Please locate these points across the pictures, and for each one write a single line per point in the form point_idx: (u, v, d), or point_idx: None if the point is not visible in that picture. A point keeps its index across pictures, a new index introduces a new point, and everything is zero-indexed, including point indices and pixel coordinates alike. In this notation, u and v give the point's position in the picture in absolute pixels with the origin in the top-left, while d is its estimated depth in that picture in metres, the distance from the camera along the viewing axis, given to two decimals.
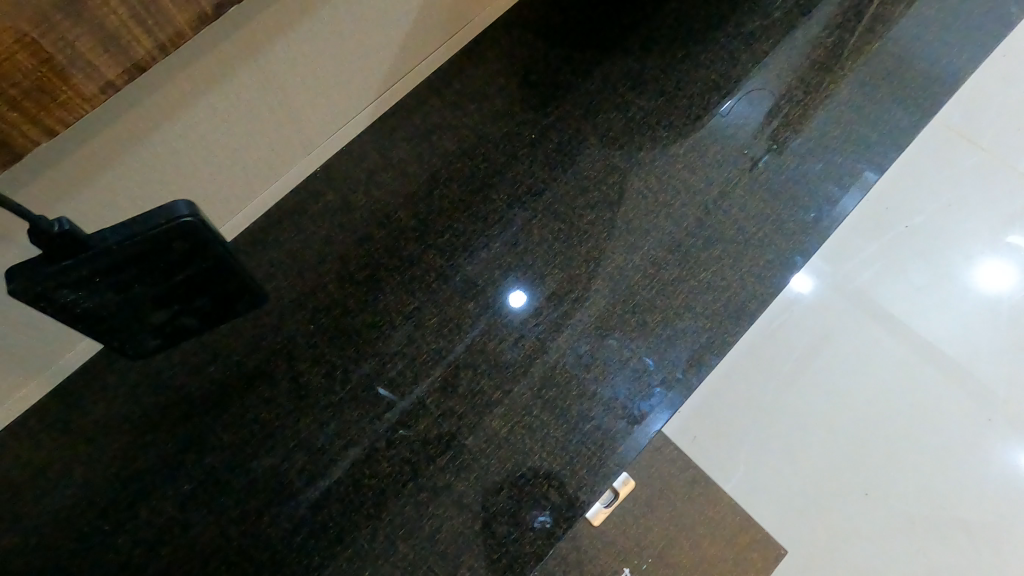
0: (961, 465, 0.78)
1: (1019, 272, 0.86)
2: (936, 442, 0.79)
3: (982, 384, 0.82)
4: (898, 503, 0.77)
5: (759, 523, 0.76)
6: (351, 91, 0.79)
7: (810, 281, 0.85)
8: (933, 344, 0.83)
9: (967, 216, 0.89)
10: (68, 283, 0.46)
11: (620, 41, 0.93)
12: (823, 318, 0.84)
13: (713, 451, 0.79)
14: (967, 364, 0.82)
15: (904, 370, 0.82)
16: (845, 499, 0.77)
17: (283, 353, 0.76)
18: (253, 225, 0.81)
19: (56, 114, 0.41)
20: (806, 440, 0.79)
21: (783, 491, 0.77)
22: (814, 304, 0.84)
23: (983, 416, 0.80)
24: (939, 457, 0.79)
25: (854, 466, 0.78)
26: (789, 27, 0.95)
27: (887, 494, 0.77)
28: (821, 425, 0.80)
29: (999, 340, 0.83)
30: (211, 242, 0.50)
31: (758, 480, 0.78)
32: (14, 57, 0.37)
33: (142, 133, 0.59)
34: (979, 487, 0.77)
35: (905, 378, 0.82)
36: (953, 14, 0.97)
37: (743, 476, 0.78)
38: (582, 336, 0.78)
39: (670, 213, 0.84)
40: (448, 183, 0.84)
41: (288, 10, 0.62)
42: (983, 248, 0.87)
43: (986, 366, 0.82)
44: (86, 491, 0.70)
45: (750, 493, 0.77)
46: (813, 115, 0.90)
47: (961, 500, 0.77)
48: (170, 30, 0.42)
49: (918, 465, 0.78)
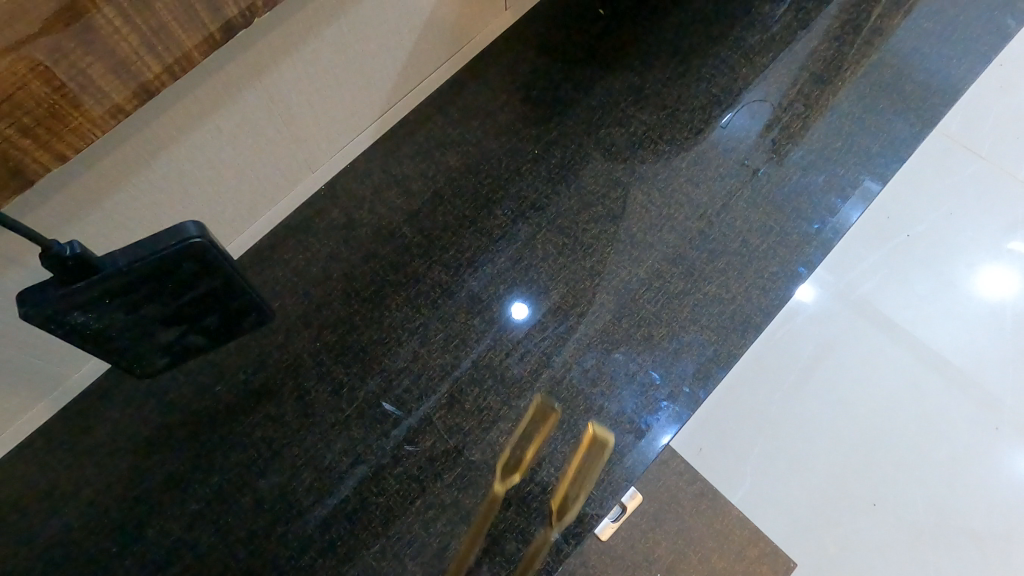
0: (971, 474, 0.78)
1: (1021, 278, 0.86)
2: (944, 451, 0.79)
3: (989, 392, 0.81)
4: (907, 513, 0.77)
5: (767, 535, 0.76)
6: (355, 109, 0.80)
7: (813, 291, 0.86)
8: (938, 352, 0.83)
9: (969, 224, 0.89)
10: (79, 304, 0.46)
11: (620, 56, 0.94)
12: (827, 328, 0.84)
13: (719, 462, 0.79)
14: (972, 372, 0.82)
15: (910, 378, 0.82)
16: (853, 511, 0.77)
17: (289, 371, 0.76)
18: (259, 244, 0.82)
19: (68, 140, 0.41)
20: (813, 451, 0.79)
21: (790, 503, 0.77)
22: (818, 314, 0.84)
23: (991, 423, 0.80)
24: (949, 466, 0.78)
25: (861, 476, 0.78)
26: (788, 40, 0.96)
27: (896, 504, 0.77)
28: (829, 435, 0.80)
29: (1006, 347, 0.83)
30: (219, 262, 0.51)
31: (765, 491, 0.78)
32: (28, 86, 0.37)
33: (150, 155, 0.59)
34: (990, 496, 0.77)
35: (911, 387, 0.82)
36: (950, 25, 0.97)
37: (750, 488, 0.78)
38: (587, 350, 0.78)
39: (673, 226, 0.85)
40: (452, 200, 0.85)
41: (293, 32, 0.63)
42: (986, 256, 0.87)
43: (993, 373, 0.82)
44: (94, 512, 0.70)
45: (756, 505, 0.77)
46: (814, 126, 0.91)
47: (971, 510, 0.77)
48: (178, 53, 0.42)
49: (926, 474, 0.78)
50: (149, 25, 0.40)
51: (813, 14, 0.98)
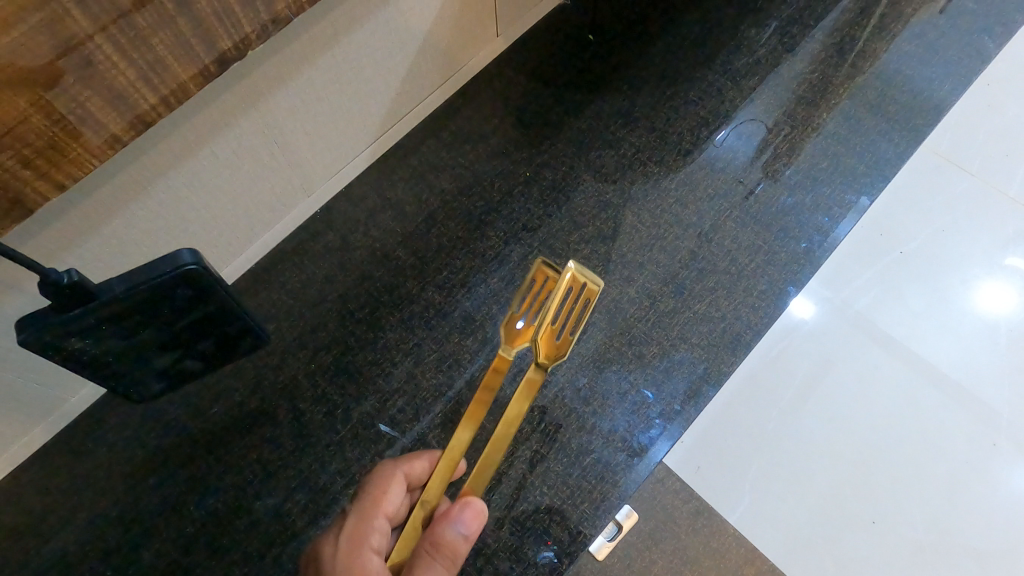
0: (970, 491, 0.78)
1: (1016, 294, 0.87)
2: (942, 468, 0.79)
3: (986, 408, 0.82)
4: (907, 531, 0.77)
5: (765, 554, 0.76)
6: (349, 135, 0.81)
7: (810, 307, 0.86)
8: (935, 368, 0.84)
9: (963, 239, 0.90)
10: (75, 331, 0.47)
11: (610, 80, 0.96)
12: (823, 344, 0.85)
13: (717, 480, 0.79)
14: (969, 388, 0.83)
15: (907, 395, 0.82)
16: (852, 529, 0.77)
17: (285, 393, 0.77)
18: (255, 267, 0.83)
19: (67, 170, 0.42)
20: (811, 468, 0.79)
21: (789, 522, 0.77)
22: (815, 330, 0.85)
23: (989, 440, 0.80)
24: (949, 483, 0.79)
25: (859, 494, 0.78)
26: (774, 63, 0.98)
27: (896, 522, 0.77)
28: (827, 453, 0.80)
29: (1002, 363, 0.84)
30: (214, 288, 0.51)
31: (763, 510, 0.78)
32: (29, 120, 0.38)
33: (147, 183, 0.61)
34: (990, 512, 0.77)
35: (908, 403, 0.82)
36: (932, 47, 1.00)
37: (749, 506, 0.78)
38: (581, 369, 0.79)
39: (664, 246, 0.86)
40: (445, 222, 0.86)
41: (288, 62, 0.65)
42: (980, 272, 0.88)
43: (989, 389, 0.83)
44: (90, 536, 0.70)
45: (755, 524, 0.77)
46: (801, 147, 0.93)
47: (970, 527, 0.77)
48: (172, 85, 0.44)
49: (925, 491, 0.78)
50: (145, 59, 0.41)
51: (798, 38, 1.00)
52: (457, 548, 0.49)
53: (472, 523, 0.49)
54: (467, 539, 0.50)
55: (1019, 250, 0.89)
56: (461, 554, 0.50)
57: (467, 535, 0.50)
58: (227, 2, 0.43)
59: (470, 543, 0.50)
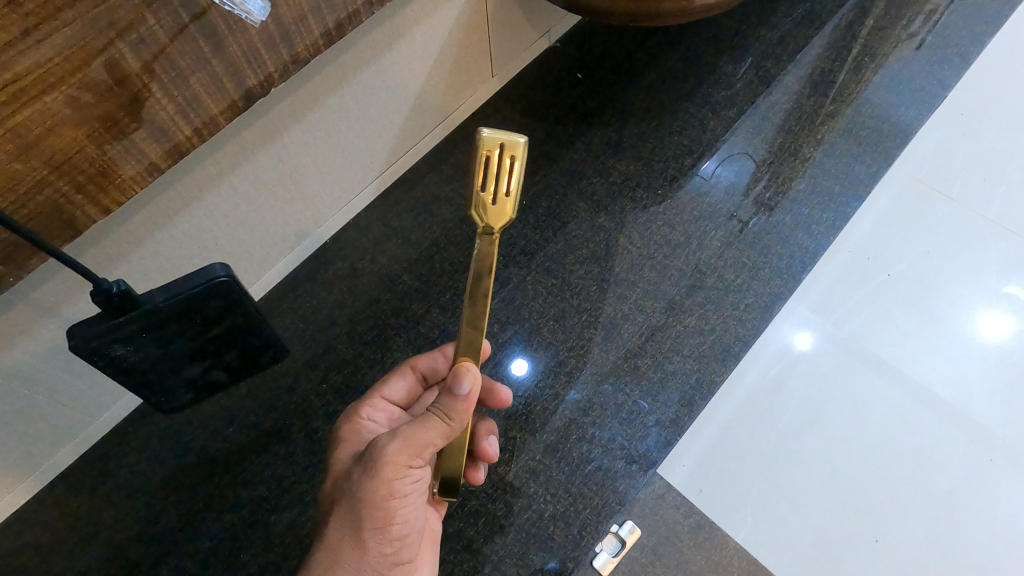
0: (969, 508, 0.81)
1: (999, 314, 0.91)
2: (942, 484, 0.82)
3: (981, 425, 0.85)
4: (908, 548, 0.79)
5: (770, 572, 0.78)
6: (358, 169, 0.87)
7: (806, 339, 0.90)
8: (928, 387, 0.87)
9: (946, 261, 0.95)
10: (119, 338, 0.51)
11: (599, 114, 1.02)
12: (819, 369, 0.88)
13: (720, 502, 0.81)
14: (962, 406, 0.86)
15: (902, 414, 0.86)
16: (856, 548, 0.79)
17: (298, 411, 0.81)
18: (270, 294, 0.88)
19: (112, 195, 0.47)
20: (812, 488, 0.82)
21: (793, 542, 0.79)
22: (809, 354, 0.89)
23: (986, 456, 0.83)
24: (948, 499, 0.81)
25: (861, 513, 0.81)
26: (752, 95, 1.05)
27: (898, 539, 0.80)
28: (826, 472, 0.83)
29: (992, 381, 0.88)
30: (244, 300, 0.57)
31: (767, 530, 0.80)
32: (84, 149, 0.44)
33: (173, 214, 0.66)
34: (990, 528, 0.80)
35: (902, 422, 0.85)
36: (898, 78, 1.07)
37: (752, 527, 0.80)
38: (580, 383, 0.84)
39: (656, 268, 0.91)
40: (448, 248, 0.91)
41: (302, 102, 0.71)
42: (965, 292, 0.93)
43: (981, 407, 0.86)
44: (112, 553, 0.73)
45: (760, 543, 0.79)
46: (782, 172, 0.99)
47: (972, 544, 0.79)
48: (204, 118, 0.49)
49: (926, 507, 0.81)
50: (184, 96, 0.47)
51: (773, 72, 1.07)
52: (453, 404, 0.53)
53: (463, 380, 0.52)
54: (465, 400, 0.53)
55: (1002, 271, 0.94)
56: (461, 414, 0.53)
57: (466, 397, 0.53)
58: (253, 45, 0.49)
59: (466, 405, 0.53)
